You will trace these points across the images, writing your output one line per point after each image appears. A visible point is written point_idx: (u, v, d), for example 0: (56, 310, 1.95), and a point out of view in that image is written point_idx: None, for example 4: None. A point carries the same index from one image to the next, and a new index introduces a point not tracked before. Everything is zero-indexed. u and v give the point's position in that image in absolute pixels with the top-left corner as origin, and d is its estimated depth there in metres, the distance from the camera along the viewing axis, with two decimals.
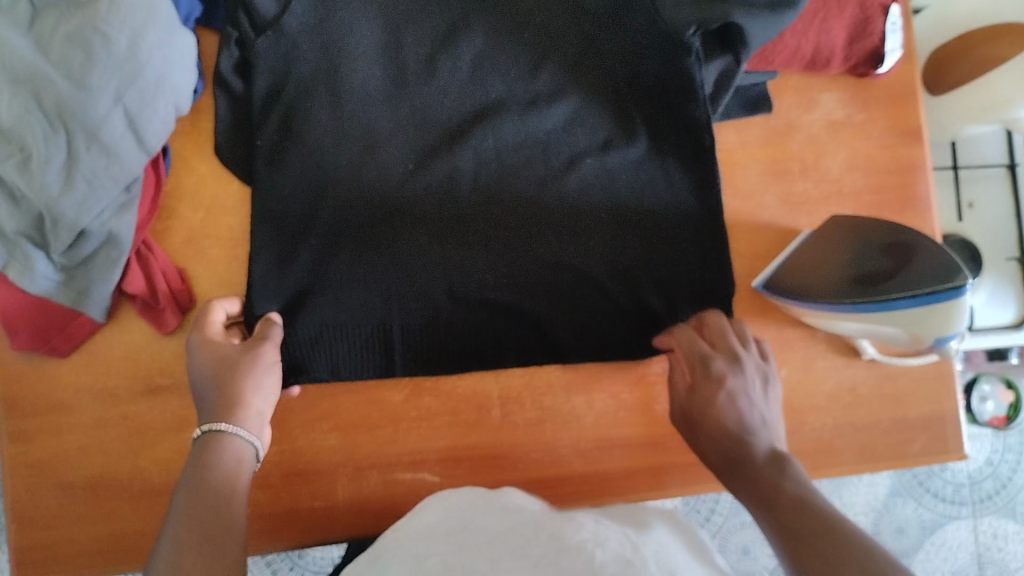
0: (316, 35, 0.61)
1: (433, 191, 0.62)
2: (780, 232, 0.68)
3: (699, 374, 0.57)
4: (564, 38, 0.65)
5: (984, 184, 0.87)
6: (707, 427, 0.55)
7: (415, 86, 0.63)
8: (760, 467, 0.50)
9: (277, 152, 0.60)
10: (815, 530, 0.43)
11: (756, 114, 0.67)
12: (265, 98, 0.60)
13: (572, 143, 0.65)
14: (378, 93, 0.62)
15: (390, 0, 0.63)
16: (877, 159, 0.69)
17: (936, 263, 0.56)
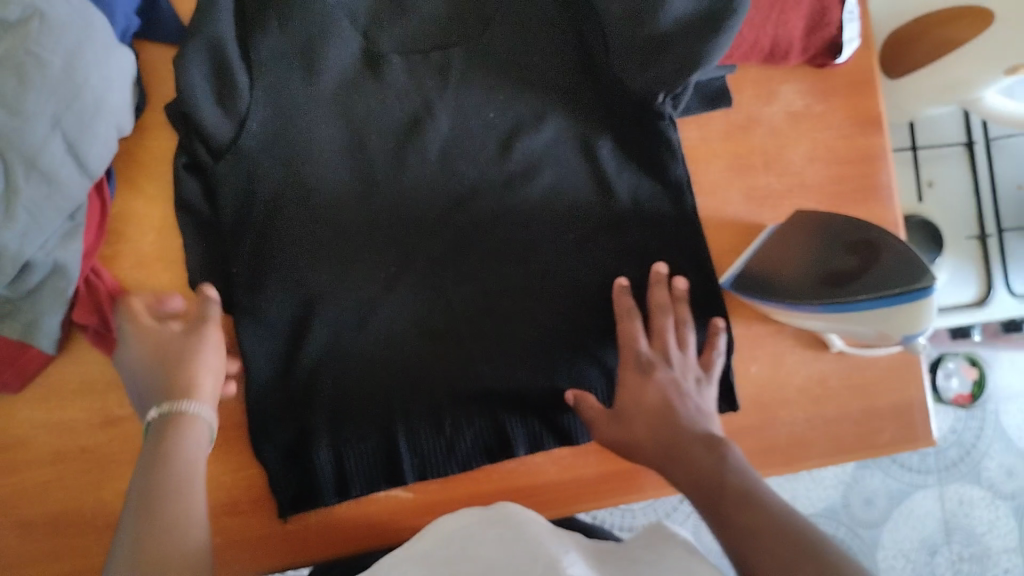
0: (274, 149, 0.61)
1: (420, 284, 0.63)
2: (745, 228, 0.67)
3: (629, 371, 0.60)
4: (529, 114, 0.66)
5: (942, 163, 0.88)
6: (640, 415, 0.57)
7: (386, 179, 0.63)
8: (697, 456, 0.53)
9: (257, 275, 0.60)
10: (753, 525, 0.46)
11: (715, 109, 0.66)
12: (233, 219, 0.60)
13: (554, 209, 0.65)
14: (350, 196, 0.63)
15: (350, 98, 0.63)
16: (838, 149, 0.68)
17: (907, 263, 0.55)
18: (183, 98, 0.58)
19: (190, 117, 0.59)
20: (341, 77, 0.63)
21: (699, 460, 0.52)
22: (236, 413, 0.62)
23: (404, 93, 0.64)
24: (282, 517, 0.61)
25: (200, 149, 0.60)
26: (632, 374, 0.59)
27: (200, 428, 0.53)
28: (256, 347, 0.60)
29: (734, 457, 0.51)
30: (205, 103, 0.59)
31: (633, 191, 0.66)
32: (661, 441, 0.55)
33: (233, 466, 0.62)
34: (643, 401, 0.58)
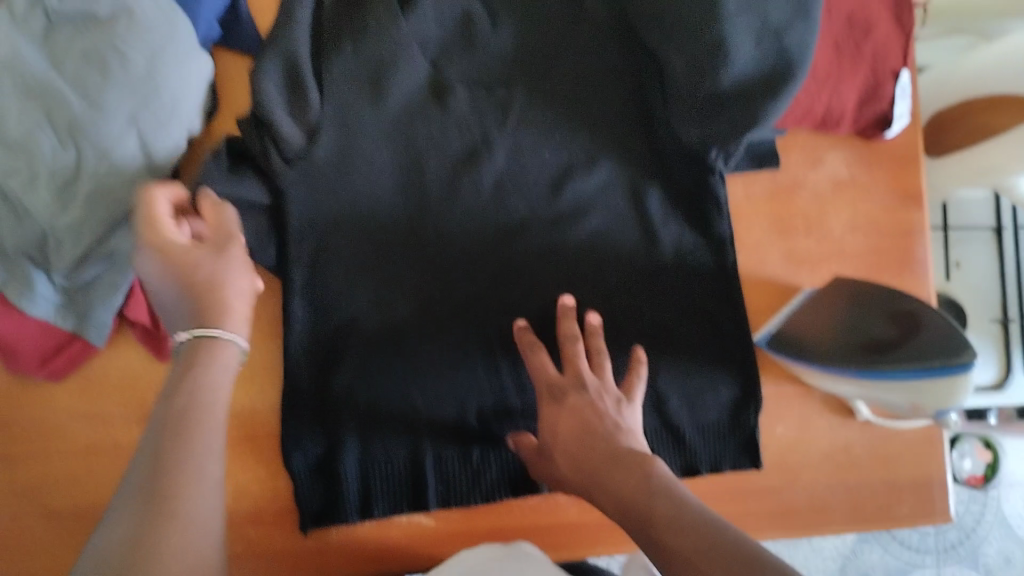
0: (336, 167, 0.62)
1: (462, 311, 0.64)
2: (780, 289, 0.69)
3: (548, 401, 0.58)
4: (583, 156, 0.68)
5: (970, 245, 0.89)
6: (579, 448, 0.53)
7: (440, 206, 0.65)
8: (617, 478, 0.49)
9: (307, 287, 0.61)
10: (670, 530, 0.44)
11: (762, 168, 0.68)
12: (289, 231, 0.61)
13: (598, 250, 0.67)
14: (404, 220, 0.64)
15: (413, 124, 0.65)
16: (878, 221, 0.70)
17: (947, 338, 0.57)
18: (262, 100, 0.59)
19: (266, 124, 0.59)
20: (406, 102, 0.65)
21: (622, 479, 0.49)
22: (270, 422, 0.62)
23: (465, 124, 0.66)
24: (303, 531, 0.61)
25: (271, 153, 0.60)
26: (549, 400, 0.58)
27: (231, 357, 0.46)
28: (297, 359, 0.61)
29: (660, 471, 0.49)
30: (286, 106, 0.59)
31: (677, 241, 0.68)
32: (597, 479, 0.51)
33: (261, 475, 0.62)
34: (560, 432, 0.55)
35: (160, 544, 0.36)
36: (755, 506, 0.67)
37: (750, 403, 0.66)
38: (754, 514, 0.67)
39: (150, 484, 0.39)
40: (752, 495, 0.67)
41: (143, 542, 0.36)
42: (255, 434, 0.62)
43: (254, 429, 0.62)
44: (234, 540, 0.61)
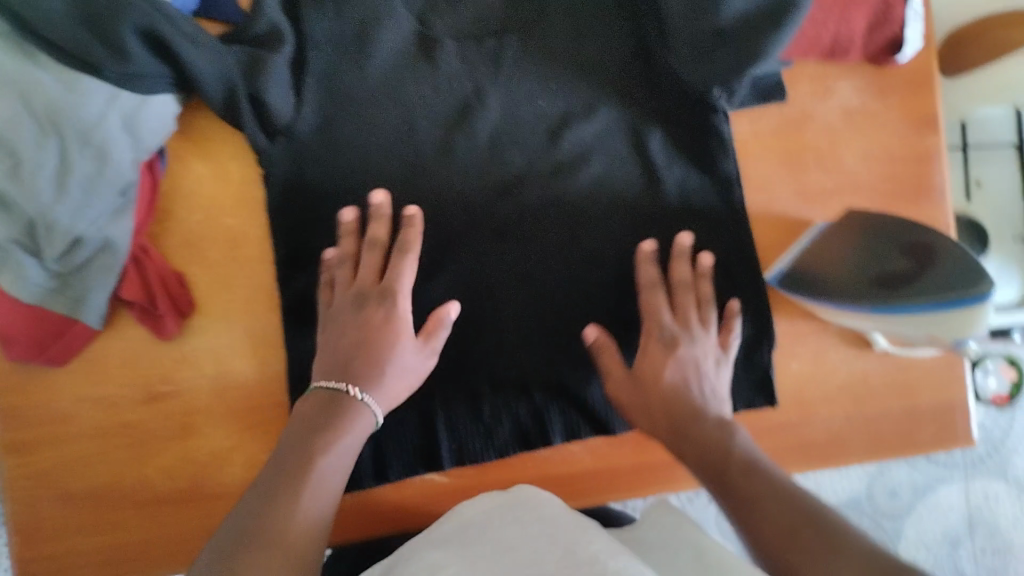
0: (326, 135, 0.60)
1: (461, 268, 0.63)
2: (791, 224, 0.67)
3: (654, 339, 0.61)
4: (579, 103, 0.65)
5: (992, 162, 0.86)
6: (656, 386, 0.59)
7: (436, 163, 0.63)
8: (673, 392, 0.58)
9: (302, 257, 0.61)
10: (764, 501, 0.48)
11: (768, 103, 0.66)
12: (281, 207, 0.60)
13: (600, 199, 0.65)
14: (399, 180, 0.62)
15: (402, 81, 0.62)
16: (892, 148, 0.67)
17: (962, 269, 0.55)
18: (254, 67, 0.57)
19: (255, 101, 0.57)
20: (392, 58, 0.62)
21: (708, 434, 0.54)
22: (277, 392, 0.61)
23: (455, 77, 0.63)
24: None
25: (255, 129, 0.58)
26: (656, 344, 0.61)
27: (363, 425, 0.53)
28: (297, 328, 0.61)
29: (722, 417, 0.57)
30: (276, 76, 0.58)
31: (682, 183, 0.66)
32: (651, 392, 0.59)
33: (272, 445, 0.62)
34: (661, 379, 0.59)
35: (280, 533, 0.43)
36: (772, 443, 0.66)
37: (763, 340, 0.65)
38: (771, 450, 0.66)
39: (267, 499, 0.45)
40: (771, 433, 0.66)
41: (271, 536, 0.43)
42: (262, 405, 0.61)
43: (261, 401, 0.61)
44: None
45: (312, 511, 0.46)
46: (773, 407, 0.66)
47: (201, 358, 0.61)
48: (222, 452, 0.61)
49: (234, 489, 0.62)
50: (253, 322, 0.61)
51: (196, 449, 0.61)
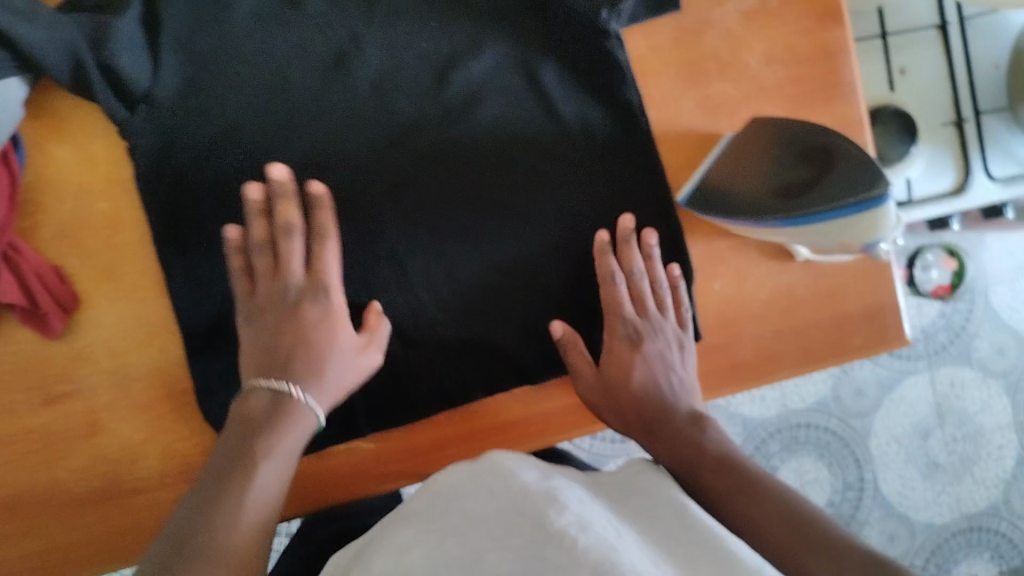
0: (191, 99, 0.57)
1: (354, 227, 0.60)
2: (700, 140, 0.64)
3: (616, 338, 0.61)
4: (465, 41, 0.61)
5: (916, 47, 0.83)
6: (620, 389, 0.58)
7: (314, 121, 0.60)
8: (636, 393, 0.58)
9: (180, 234, 0.58)
10: (731, 491, 0.48)
11: (663, 15, 0.62)
12: (150, 180, 0.57)
13: (498, 140, 0.62)
14: (276, 143, 0.59)
15: (268, 33, 0.59)
16: (796, 46, 0.64)
17: (856, 175, 0.53)
18: (102, 34, 0.53)
19: (106, 69, 0.54)
20: (255, 13, 0.59)
21: (679, 430, 0.54)
22: (181, 378, 0.59)
23: (327, 25, 0.60)
24: None
25: (111, 99, 0.55)
26: (621, 342, 0.60)
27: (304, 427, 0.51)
28: (186, 307, 0.58)
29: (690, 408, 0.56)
30: (126, 42, 0.54)
31: (582, 116, 0.63)
32: (620, 406, 0.58)
33: (184, 433, 0.60)
34: (631, 378, 0.59)
35: None
36: (701, 366, 0.65)
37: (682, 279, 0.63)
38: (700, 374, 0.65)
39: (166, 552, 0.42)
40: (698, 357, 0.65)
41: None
42: (169, 394, 0.59)
43: (168, 389, 0.59)
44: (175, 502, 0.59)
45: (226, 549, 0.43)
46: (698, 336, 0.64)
47: (98, 353, 0.58)
48: (137, 446, 0.59)
49: (152, 482, 0.59)
50: (148, 309, 0.59)
51: (106, 447, 0.58)
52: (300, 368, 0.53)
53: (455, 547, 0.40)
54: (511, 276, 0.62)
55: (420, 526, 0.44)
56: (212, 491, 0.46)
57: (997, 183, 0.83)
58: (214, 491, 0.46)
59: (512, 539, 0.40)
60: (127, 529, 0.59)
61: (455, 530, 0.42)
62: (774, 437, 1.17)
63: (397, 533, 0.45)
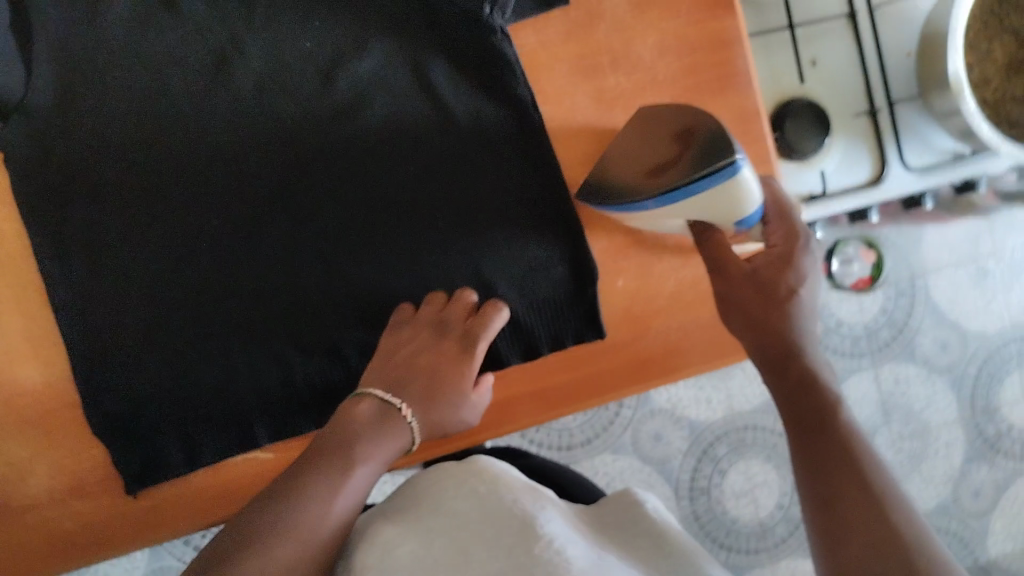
0: (67, 108, 0.57)
1: (245, 232, 0.60)
2: (596, 133, 0.64)
3: (774, 266, 0.51)
4: (350, 39, 0.61)
5: (826, 39, 0.83)
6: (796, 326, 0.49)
7: (199, 125, 0.59)
8: (786, 319, 0.49)
9: (62, 242, 0.57)
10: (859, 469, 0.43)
11: (552, 8, 0.61)
12: (26, 191, 0.57)
13: (389, 140, 0.61)
14: (161, 148, 0.59)
15: (145, 38, 0.59)
16: (689, 36, 0.64)
17: (708, 145, 0.52)
18: None
19: None
20: (133, 18, 0.58)
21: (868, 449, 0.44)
22: (68, 391, 0.58)
23: (205, 28, 0.59)
24: (129, 492, 0.58)
25: None
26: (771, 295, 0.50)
27: (393, 441, 0.53)
28: (68, 315, 0.57)
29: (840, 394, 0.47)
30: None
31: (475, 114, 0.62)
32: (761, 326, 0.50)
33: (74, 448, 0.58)
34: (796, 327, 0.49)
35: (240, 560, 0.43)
36: (608, 363, 0.64)
37: (586, 281, 0.62)
38: (608, 371, 0.64)
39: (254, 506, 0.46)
40: (606, 353, 0.64)
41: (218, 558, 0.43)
42: (54, 409, 0.57)
43: (53, 403, 0.57)
44: (65, 518, 0.58)
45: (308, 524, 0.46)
46: (602, 338, 0.63)
47: None
48: (22, 463, 0.57)
49: (40, 500, 0.57)
50: (30, 322, 0.57)
51: None
52: (416, 386, 0.57)
53: (445, 550, 0.46)
54: (410, 276, 0.61)
55: (411, 522, 0.50)
56: (292, 483, 0.48)
57: (914, 173, 0.84)
58: (298, 480, 0.48)
59: (502, 535, 0.46)
60: (15, 547, 0.57)
61: (453, 514, 0.50)
62: (722, 440, 1.21)
63: (384, 532, 0.50)
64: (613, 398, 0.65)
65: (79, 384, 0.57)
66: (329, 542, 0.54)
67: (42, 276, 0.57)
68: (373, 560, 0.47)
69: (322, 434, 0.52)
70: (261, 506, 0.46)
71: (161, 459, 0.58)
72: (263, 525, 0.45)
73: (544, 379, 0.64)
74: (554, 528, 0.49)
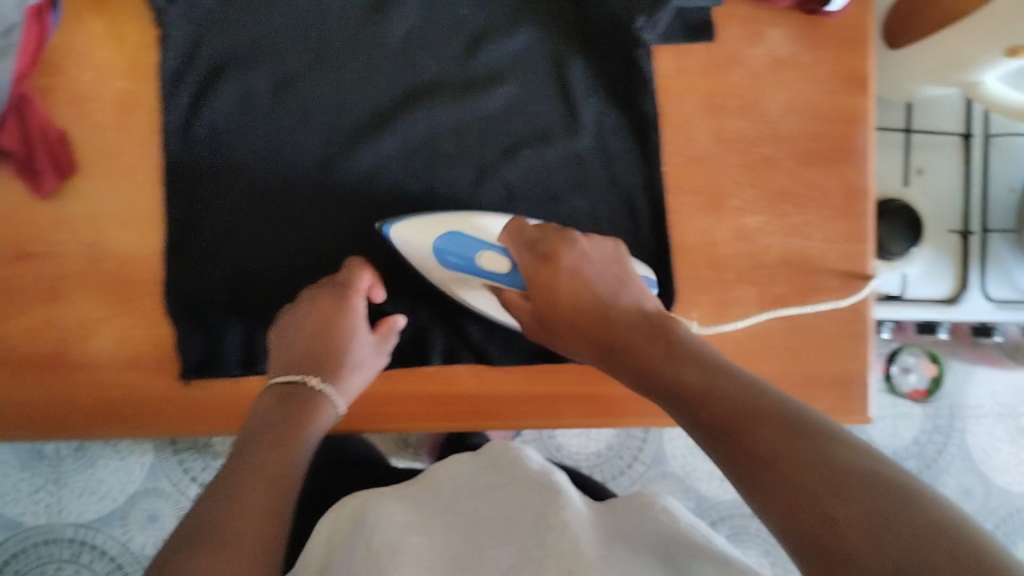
0: (232, 9, 0.60)
1: (355, 168, 0.62)
2: (706, 168, 0.65)
3: (644, 327, 0.50)
4: (503, 18, 0.64)
5: (938, 151, 0.84)
6: (683, 357, 0.46)
7: (343, 57, 0.62)
8: (671, 355, 0.46)
9: (189, 128, 0.60)
10: (781, 458, 0.36)
11: (696, 43, 0.64)
12: (171, 74, 0.59)
13: (511, 121, 0.64)
14: (301, 68, 0.61)
15: None
16: (819, 104, 0.65)
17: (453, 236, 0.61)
18: None
19: None
20: None
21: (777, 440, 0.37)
22: (152, 268, 0.60)
23: None
24: (183, 377, 0.60)
25: None
26: (648, 338, 0.49)
27: (329, 410, 0.56)
28: (174, 197, 0.60)
29: (721, 394, 0.42)
30: None
31: (598, 120, 0.64)
32: (639, 372, 0.48)
33: (144, 321, 0.60)
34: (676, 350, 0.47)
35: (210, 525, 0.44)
36: None
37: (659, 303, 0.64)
38: None
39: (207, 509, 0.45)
40: None
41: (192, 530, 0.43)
42: (136, 281, 0.60)
43: (136, 275, 0.60)
44: (115, 386, 0.60)
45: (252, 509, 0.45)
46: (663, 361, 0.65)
47: (78, 223, 0.59)
48: (92, 322, 0.59)
49: (99, 363, 0.59)
50: (137, 195, 0.60)
51: (61, 314, 0.59)
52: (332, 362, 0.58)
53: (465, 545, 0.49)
54: None
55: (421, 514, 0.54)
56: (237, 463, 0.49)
57: (993, 304, 0.84)
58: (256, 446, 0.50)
59: (518, 531, 0.49)
60: (60, 400, 0.59)
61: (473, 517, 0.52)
62: (724, 522, 1.19)
63: (393, 518, 0.52)
64: (659, 421, 0.66)
65: (167, 263, 0.60)
66: (342, 533, 0.56)
67: (163, 157, 0.60)
68: (390, 537, 0.50)
69: (262, 403, 0.55)
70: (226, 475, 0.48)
71: (220, 353, 0.60)
72: (229, 492, 0.46)
73: (594, 387, 0.65)
74: (572, 513, 0.49)
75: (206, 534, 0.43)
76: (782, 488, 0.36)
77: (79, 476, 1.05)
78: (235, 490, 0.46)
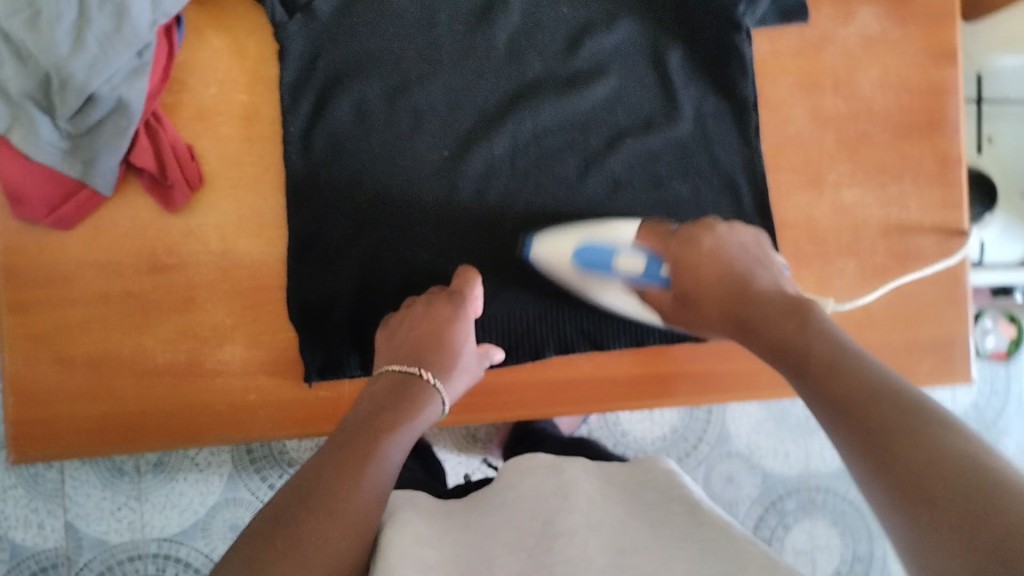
0: (345, 20, 0.62)
1: (468, 168, 0.63)
2: (804, 147, 0.66)
3: (770, 313, 0.50)
4: (602, 13, 0.65)
5: (1005, 119, 0.86)
6: (826, 343, 0.44)
7: (452, 61, 0.63)
8: (816, 342, 0.45)
9: (309, 138, 0.61)
10: (891, 427, 0.36)
11: (788, 24, 0.65)
12: (290, 87, 0.61)
13: (615, 114, 0.65)
14: (413, 74, 0.63)
15: None
16: (910, 78, 0.67)
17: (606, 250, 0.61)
18: None
19: None
20: None
21: (886, 409, 0.37)
22: (278, 273, 0.61)
23: None
24: (308, 381, 0.61)
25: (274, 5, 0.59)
26: (770, 318, 0.50)
27: (434, 408, 0.54)
28: (297, 206, 0.61)
29: (865, 376, 0.40)
30: None
31: (698, 107, 0.66)
32: (785, 351, 0.46)
33: (273, 325, 0.61)
34: (800, 338, 0.46)
35: (304, 512, 0.42)
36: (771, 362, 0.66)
37: None
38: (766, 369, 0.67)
39: (297, 490, 0.43)
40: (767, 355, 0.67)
41: (279, 516, 0.42)
42: (264, 287, 0.61)
43: (262, 281, 0.61)
44: (249, 390, 0.61)
45: (357, 500, 0.44)
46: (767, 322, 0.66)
47: (207, 234, 0.60)
48: (225, 329, 0.61)
49: (232, 368, 0.61)
50: (262, 203, 0.61)
51: (196, 322, 0.60)
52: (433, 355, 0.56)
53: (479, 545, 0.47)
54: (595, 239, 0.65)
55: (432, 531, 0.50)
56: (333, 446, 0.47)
57: None
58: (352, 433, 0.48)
59: (523, 537, 0.46)
60: (197, 406, 0.61)
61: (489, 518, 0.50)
62: (792, 495, 1.06)
63: (412, 518, 0.50)
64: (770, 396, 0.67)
65: (289, 271, 0.61)
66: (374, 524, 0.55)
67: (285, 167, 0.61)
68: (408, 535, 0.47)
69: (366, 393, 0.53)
70: (321, 454, 0.47)
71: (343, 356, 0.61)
72: (324, 477, 0.44)
73: (704, 364, 0.66)
74: (580, 518, 0.47)
75: (307, 498, 0.43)
76: (897, 477, 0.34)
77: (161, 490, 0.91)
78: (338, 461, 0.45)
